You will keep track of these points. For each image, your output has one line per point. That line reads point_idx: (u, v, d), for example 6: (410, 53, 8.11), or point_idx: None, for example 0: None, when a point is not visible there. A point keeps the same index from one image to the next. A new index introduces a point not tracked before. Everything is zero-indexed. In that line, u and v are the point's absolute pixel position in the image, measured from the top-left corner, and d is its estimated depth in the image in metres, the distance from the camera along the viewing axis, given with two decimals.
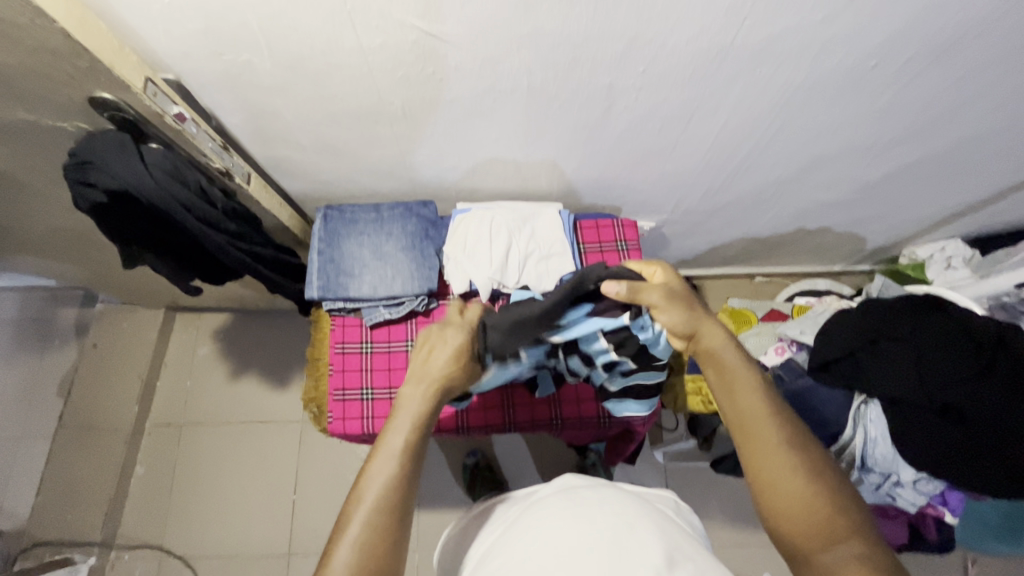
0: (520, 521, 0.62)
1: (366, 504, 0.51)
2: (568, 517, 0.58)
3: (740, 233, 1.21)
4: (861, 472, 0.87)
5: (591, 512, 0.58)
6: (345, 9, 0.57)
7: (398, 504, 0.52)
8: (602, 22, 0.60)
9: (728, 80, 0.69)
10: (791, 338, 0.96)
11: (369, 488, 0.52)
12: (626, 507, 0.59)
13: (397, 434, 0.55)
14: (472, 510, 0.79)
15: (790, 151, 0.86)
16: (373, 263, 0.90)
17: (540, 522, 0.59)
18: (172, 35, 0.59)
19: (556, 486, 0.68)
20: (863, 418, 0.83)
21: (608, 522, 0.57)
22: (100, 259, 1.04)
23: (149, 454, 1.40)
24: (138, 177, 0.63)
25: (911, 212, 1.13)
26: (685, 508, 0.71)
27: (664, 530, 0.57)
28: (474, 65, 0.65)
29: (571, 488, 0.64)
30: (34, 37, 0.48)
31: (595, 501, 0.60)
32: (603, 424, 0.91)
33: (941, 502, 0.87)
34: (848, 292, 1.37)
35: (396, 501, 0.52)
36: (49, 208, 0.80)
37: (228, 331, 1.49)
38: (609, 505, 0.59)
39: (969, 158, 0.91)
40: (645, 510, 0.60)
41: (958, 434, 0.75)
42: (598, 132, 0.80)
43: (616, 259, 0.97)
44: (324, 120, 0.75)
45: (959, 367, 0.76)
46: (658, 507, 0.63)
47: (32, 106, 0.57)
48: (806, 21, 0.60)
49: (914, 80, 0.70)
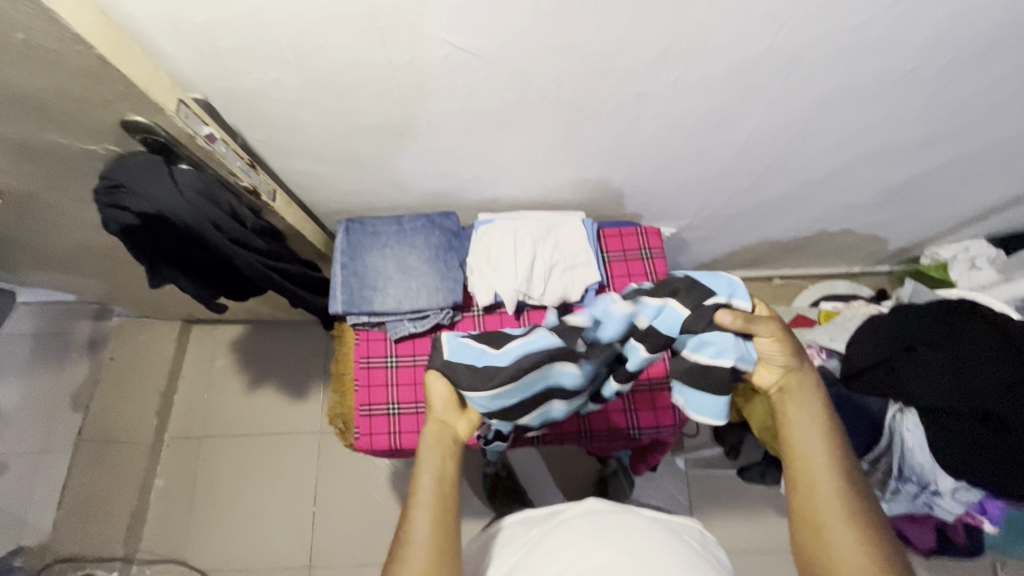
0: (543, 542, 0.65)
1: (415, 552, 0.57)
2: (593, 543, 0.60)
3: (761, 237, 1.19)
4: (898, 482, 0.85)
5: (615, 540, 0.61)
6: (376, 24, 0.56)
7: (444, 543, 0.58)
8: (636, 32, 0.58)
9: (760, 87, 0.68)
10: (821, 344, 0.95)
11: (415, 538, 0.58)
12: (648, 535, 0.62)
13: (427, 485, 0.61)
14: (494, 523, 0.78)
15: (819, 155, 0.85)
16: (397, 276, 0.89)
17: (566, 546, 0.61)
18: (201, 55, 0.59)
19: (579, 508, 0.70)
20: (899, 427, 0.82)
21: (630, 549, 0.59)
22: (120, 274, 1.04)
23: (169, 467, 1.40)
24: (172, 200, 0.63)
25: (936, 214, 1.11)
26: (711, 538, 0.71)
27: (684, 561, 0.59)
28: (503, 77, 0.65)
29: (596, 513, 0.67)
30: (69, 61, 0.47)
31: (619, 529, 0.62)
32: (632, 436, 0.90)
33: (980, 511, 0.86)
34: (869, 295, 1.35)
35: (442, 543, 0.58)
36: (73, 227, 0.80)
37: (244, 342, 1.48)
38: (634, 534, 0.62)
39: (999, 159, 0.90)
40: (667, 538, 0.62)
41: (998, 444, 0.73)
42: (624, 141, 0.79)
43: (641, 268, 0.96)
44: (349, 134, 0.74)
45: (996, 376, 0.74)
46: (681, 536, 0.65)
47: (63, 130, 0.57)
48: (844, 27, 0.59)
49: (951, 84, 0.69)
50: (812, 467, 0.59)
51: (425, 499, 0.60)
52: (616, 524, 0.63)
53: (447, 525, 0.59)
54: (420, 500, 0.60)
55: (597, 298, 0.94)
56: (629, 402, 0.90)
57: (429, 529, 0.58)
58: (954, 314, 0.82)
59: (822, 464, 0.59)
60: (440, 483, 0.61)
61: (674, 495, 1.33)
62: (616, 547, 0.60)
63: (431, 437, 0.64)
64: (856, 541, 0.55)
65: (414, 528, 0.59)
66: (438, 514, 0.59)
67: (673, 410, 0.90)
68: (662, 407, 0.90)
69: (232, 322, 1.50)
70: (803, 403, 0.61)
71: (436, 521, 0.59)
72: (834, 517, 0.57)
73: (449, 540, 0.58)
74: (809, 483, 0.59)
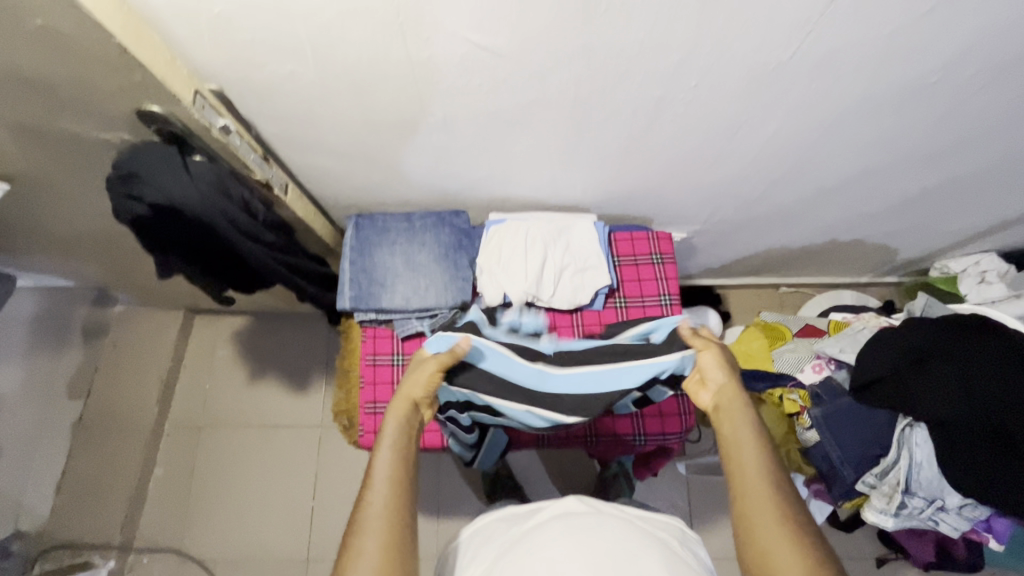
0: (521, 541, 0.66)
1: (366, 532, 0.53)
2: (571, 546, 0.61)
3: (770, 245, 1.18)
4: (904, 496, 0.84)
5: (591, 543, 0.61)
6: (397, 20, 0.55)
7: (400, 526, 0.54)
8: (660, 34, 0.57)
9: (782, 93, 0.67)
10: (829, 355, 0.93)
11: (369, 511, 0.54)
12: (626, 540, 0.62)
13: (381, 472, 0.57)
14: (478, 518, 0.79)
15: (836, 164, 0.84)
16: (406, 273, 0.89)
17: (546, 546, 0.62)
18: (218, 44, 0.58)
19: (558, 507, 0.71)
20: (908, 441, 0.83)
21: (609, 554, 0.60)
22: (125, 262, 1.04)
23: (169, 456, 1.39)
24: (186, 192, 0.64)
25: (948, 226, 1.10)
26: (693, 538, 0.73)
27: (663, 562, 0.60)
28: (523, 76, 0.64)
29: (579, 514, 0.67)
30: (88, 49, 0.47)
31: (596, 531, 0.63)
32: (638, 442, 0.89)
33: (986, 528, 0.85)
34: (877, 305, 1.35)
35: (397, 523, 0.54)
36: (82, 214, 0.80)
37: (247, 333, 1.48)
38: (614, 535, 0.63)
39: (1017, 175, 0.89)
40: (645, 548, 0.62)
41: (1006, 460, 0.74)
42: (642, 142, 0.78)
43: (651, 272, 0.95)
44: (362, 128, 0.74)
45: (1007, 393, 0.75)
46: (658, 535, 0.66)
47: (78, 118, 0.56)
48: (870, 35, 0.58)
49: (973, 97, 0.68)
50: (750, 491, 0.57)
51: (382, 476, 0.57)
52: (594, 528, 0.64)
53: (405, 507, 0.55)
54: (378, 466, 0.57)
55: (606, 301, 0.93)
56: (635, 408, 0.89)
57: (384, 503, 0.55)
58: (964, 330, 0.81)
59: (758, 476, 0.58)
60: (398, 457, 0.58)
61: (673, 500, 1.33)
62: (586, 557, 0.59)
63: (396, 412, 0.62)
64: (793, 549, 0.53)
65: (366, 507, 0.55)
66: (395, 500, 0.55)
67: (679, 417, 0.89)
68: (669, 414, 0.89)
69: (236, 313, 1.49)
70: (738, 422, 0.61)
71: (391, 501, 0.55)
72: (764, 521, 0.55)
73: (403, 525, 0.54)
74: (747, 510, 0.56)
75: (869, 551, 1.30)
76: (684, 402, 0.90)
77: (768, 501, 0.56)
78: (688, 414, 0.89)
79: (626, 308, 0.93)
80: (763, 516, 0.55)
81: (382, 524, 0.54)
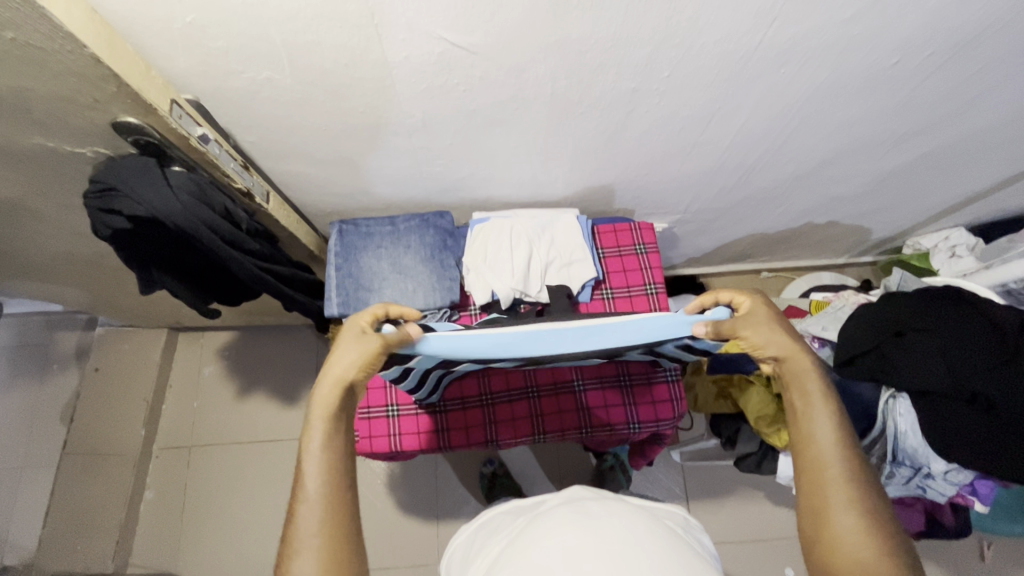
0: (527, 530, 0.66)
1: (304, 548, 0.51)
2: (578, 532, 0.62)
3: (750, 230, 1.21)
4: (892, 465, 0.88)
5: (598, 529, 0.62)
6: (371, 22, 0.55)
7: (336, 530, 0.53)
8: (631, 28, 0.59)
9: (752, 80, 0.69)
10: (813, 334, 0.98)
11: (304, 526, 0.52)
12: (632, 523, 0.64)
13: (311, 483, 0.54)
14: (481, 515, 0.80)
15: (808, 147, 0.86)
16: (393, 277, 0.89)
17: (553, 534, 0.62)
18: (191, 53, 0.57)
19: (565, 496, 0.73)
20: (892, 413, 0.86)
21: (617, 539, 0.61)
22: (104, 283, 1.01)
23: (159, 479, 1.36)
24: (166, 202, 0.61)
25: (919, 203, 1.14)
26: (697, 524, 0.75)
27: (667, 547, 0.61)
28: (499, 74, 0.65)
29: (585, 502, 0.68)
30: (59, 61, 0.47)
31: (603, 518, 0.64)
32: (632, 430, 0.90)
33: (971, 492, 0.88)
34: (855, 284, 1.38)
35: (336, 523, 0.53)
36: (58, 233, 0.78)
37: (233, 349, 1.46)
38: (619, 520, 0.64)
39: (980, 149, 0.92)
40: (650, 532, 0.63)
41: (985, 423, 0.76)
42: (620, 135, 0.79)
43: (636, 263, 0.97)
44: (341, 133, 0.74)
45: (985, 358, 0.77)
46: (663, 524, 0.66)
47: (51, 133, 0.56)
48: (831, 21, 0.60)
49: (934, 75, 0.70)
50: (826, 473, 0.56)
51: (313, 472, 0.55)
52: (601, 514, 0.65)
53: (342, 513, 0.54)
54: (308, 470, 0.55)
55: (594, 293, 0.95)
56: (628, 396, 0.90)
57: (318, 507, 0.53)
58: (943, 300, 0.83)
59: (830, 450, 0.57)
60: (330, 452, 0.56)
61: (671, 488, 1.35)
62: (593, 545, 0.60)
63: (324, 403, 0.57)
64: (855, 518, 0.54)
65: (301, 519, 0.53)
66: (331, 508, 0.53)
67: (672, 403, 0.90)
68: (661, 402, 0.90)
69: (220, 329, 1.47)
70: (809, 394, 0.60)
71: (326, 502, 0.54)
72: (838, 507, 0.54)
73: (342, 519, 0.53)
74: (818, 495, 0.56)
75: None
76: (675, 388, 0.91)
77: (845, 485, 0.55)
78: (681, 400, 0.90)
79: (613, 299, 0.95)
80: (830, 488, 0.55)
81: (318, 524, 0.52)
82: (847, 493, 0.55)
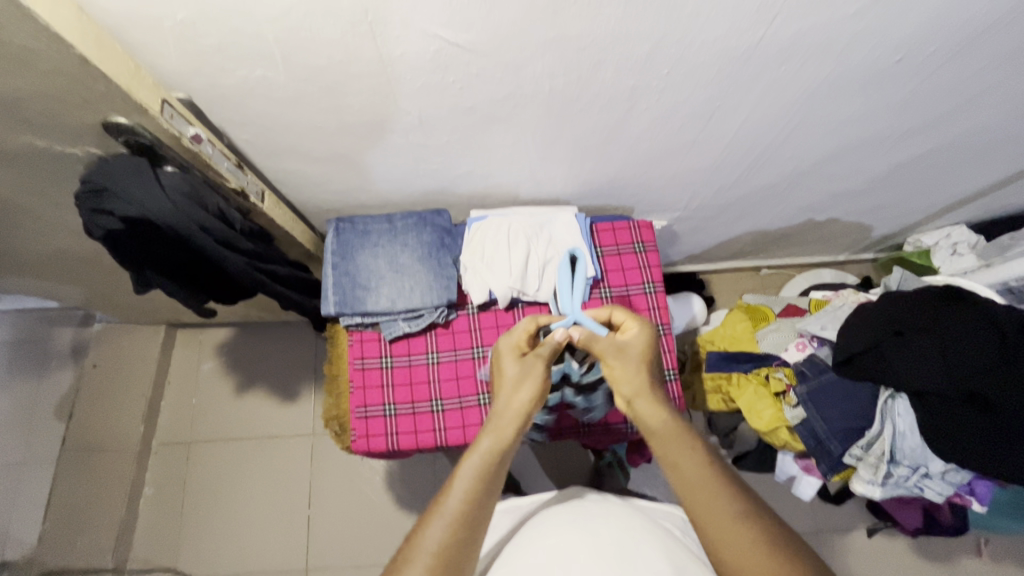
0: (523, 531, 0.67)
1: (418, 556, 0.48)
2: (572, 531, 0.62)
3: (750, 228, 1.20)
4: (890, 465, 0.86)
5: (594, 529, 0.63)
6: (366, 18, 0.54)
7: (458, 550, 0.50)
8: (630, 23, 0.58)
9: (752, 78, 0.68)
10: (812, 333, 0.96)
11: (428, 536, 0.50)
12: (628, 525, 0.64)
13: (461, 489, 0.53)
14: None
15: (808, 145, 0.85)
16: (390, 275, 0.89)
17: (548, 534, 0.63)
18: (181, 51, 0.57)
19: (564, 498, 0.73)
20: (891, 411, 0.85)
21: (612, 540, 0.61)
22: (101, 280, 1.01)
23: (157, 474, 1.38)
24: (157, 203, 0.61)
25: (921, 201, 1.13)
26: None
27: (663, 547, 0.61)
28: (497, 71, 0.64)
29: (582, 504, 0.68)
30: (48, 62, 0.46)
31: (598, 520, 0.64)
32: (629, 430, 0.92)
33: (969, 492, 0.88)
34: (855, 282, 1.38)
35: (453, 541, 0.50)
36: (54, 232, 0.78)
37: (232, 345, 1.46)
38: (614, 521, 0.64)
39: (984, 146, 0.91)
40: (646, 533, 0.63)
41: (983, 423, 0.76)
42: (618, 133, 0.79)
43: (634, 261, 0.96)
44: (336, 131, 0.73)
45: (984, 358, 0.76)
46: (660, 525, 0.66)
47: (41, 132, 0.55)
48: (834, 17, 0.59)
49: (937, 72, 0.69)
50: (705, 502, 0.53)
51: (463, 482, 0.54)
52: (596, 516, 0.65)
53: (465, 540, 0.50)
54: (459, 479, 0.54)
55: (592, 292, 0.94)
56: None
57: (452, 522, 0.51)
58: (942, 300, 0.84)
59: (700, 471, 0.55)
60: (484, 470, 0.55)
61: (669, 484, 1.35)
62: (588, 545, 0.60)
63: (501, 423, 0.59)
64: (743, 540, 0.50)
65: (431, 523, 0.51)
66: (456, 528, 0.50)
67: (670, 402, 0.90)
68: None
69: (218, 325, 1.47)
70: (665, 421, 0.59)
71: (465, 519, 0.51)
72: (721, 530, 0.51)
73: (461, 545, 0.50)
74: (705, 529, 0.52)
75: (857, 521, 1.34)
76: (671, 388, 0.90)
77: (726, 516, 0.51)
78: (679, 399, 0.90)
79: (612, 297, 0.94)
80: (714, 515, 0.52)
81: (441, 536, 0.50)
82: (721, 516, 0.51)
